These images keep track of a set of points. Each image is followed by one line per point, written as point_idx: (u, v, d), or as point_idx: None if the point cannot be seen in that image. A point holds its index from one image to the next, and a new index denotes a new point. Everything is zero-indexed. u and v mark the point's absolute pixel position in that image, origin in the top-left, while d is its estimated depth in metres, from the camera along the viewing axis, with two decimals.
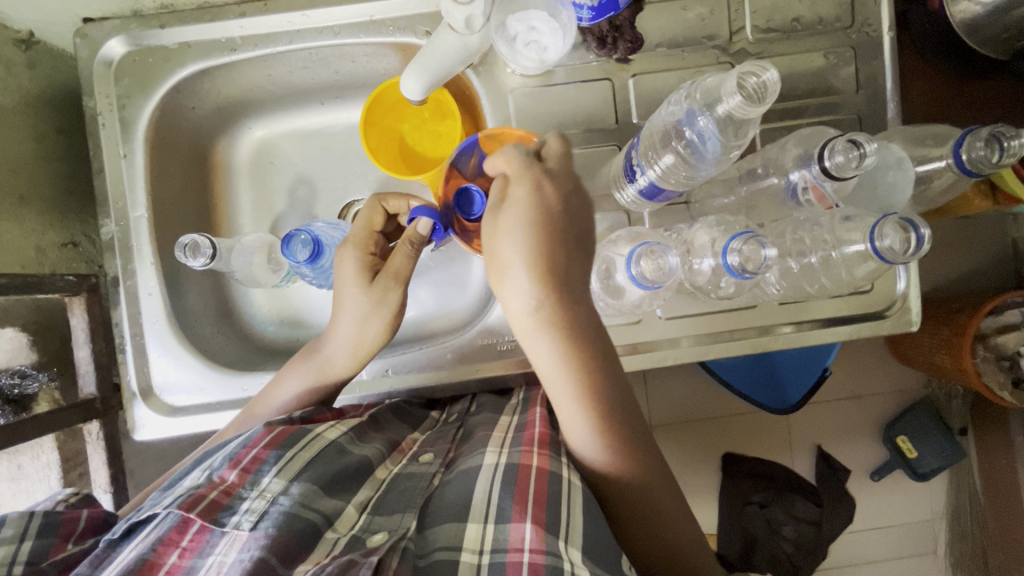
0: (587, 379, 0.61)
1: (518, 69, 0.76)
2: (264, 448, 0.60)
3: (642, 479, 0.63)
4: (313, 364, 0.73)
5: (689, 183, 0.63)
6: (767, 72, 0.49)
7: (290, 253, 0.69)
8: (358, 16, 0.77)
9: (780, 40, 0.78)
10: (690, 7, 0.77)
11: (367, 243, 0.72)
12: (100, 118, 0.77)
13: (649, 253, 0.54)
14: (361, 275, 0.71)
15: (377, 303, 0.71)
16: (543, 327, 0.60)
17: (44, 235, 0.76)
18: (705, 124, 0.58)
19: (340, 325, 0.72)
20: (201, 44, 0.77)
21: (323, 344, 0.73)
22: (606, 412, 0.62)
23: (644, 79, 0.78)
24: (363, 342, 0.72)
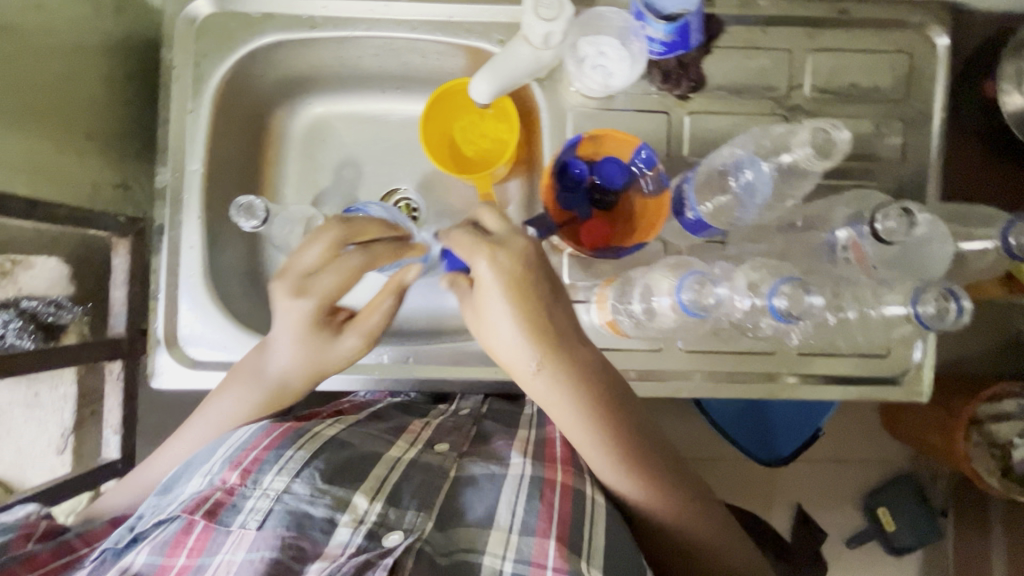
0: (609, 436, 0.65)
1: (583, 90, 0.80)
2: (263, 449, 0.63)
3: (666, 491, 0.66)
4: (255, 383, 0.72)
5: (741, 224, 0.65)
6: (838, 131, 0.48)
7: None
8: (437, 15, 0.80)
9: (835, 102, 0.81)
10: (755, 58, 0.80)
11: (330, 295, 0.68)
12: (175, 71, 0.79)
13: (692, 285, 0.53)
14: (318, 330, 0.69)
15: (312, 341, 0.70)
16: (560, 406, 0.64)
17: (100, 173, 0.76)
18: (760, 171, 0.60)
19: (281, 356, 0.71)
20: (283, 17, 0.80)
21: (269, 373, 0.71)
22: (621, 448, 0.65)
23: (700, 118, 0.81)
24: (322, 367, 0.71)
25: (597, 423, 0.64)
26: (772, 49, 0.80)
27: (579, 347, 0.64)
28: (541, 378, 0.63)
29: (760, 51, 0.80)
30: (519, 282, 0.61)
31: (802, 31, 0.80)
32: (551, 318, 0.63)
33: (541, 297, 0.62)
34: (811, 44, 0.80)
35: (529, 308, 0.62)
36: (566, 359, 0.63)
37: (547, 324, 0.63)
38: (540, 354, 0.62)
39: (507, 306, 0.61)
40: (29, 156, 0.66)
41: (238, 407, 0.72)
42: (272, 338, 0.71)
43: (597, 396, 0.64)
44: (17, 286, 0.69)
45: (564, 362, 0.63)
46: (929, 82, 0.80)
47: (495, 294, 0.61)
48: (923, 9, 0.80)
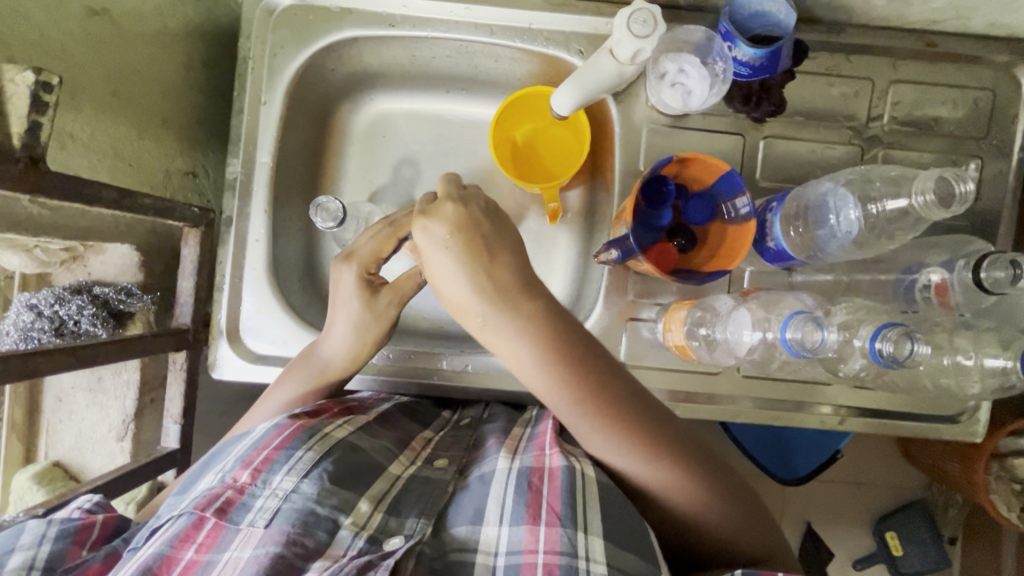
0: (569, 377, 0.63)
1: (659, 106, 0.79)
2: (274, 449, 0.62)
3: (645, 447, 0.62)
4: (304, 366, 0.74)
5: (818, 259, 0.65)
6: (967, 184, 0.51)
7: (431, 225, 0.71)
8: (518, 21, 0.79)
9: (914, 134, 0.79)
10: (836, 85, 0.78)
11: (373, 257, 0.73)
12: (251, 62, 0.78)
13: (800, 324, 0.50)
14: (364, 291, 0.72)
15: (375, 316, 0.73)
16: (520, 348, 0.63)
17: (173, 160, 0.75)
18: (852, 215, 0.60)
19: (334, 327, 0.73)
20: (362, 13, 0.79)
21: (322, 352, 0.73)
22: (585, 390, 0.62)
23: (775, 143, 0.80)
24: (357, 345, 0.73)
25: (557, 364, 0.62)
26: (855, 77, 0.78)
27: (533, 291, 0.63)
28: (492, 325, 0.63)
29: (842, 78, 0.78)
30: (474, 243, 0.62)
31: (887, 61, 0.78)
32: (496, 266, 0.62)
33: (473, 246, 0.62)
34: (895, 74, 0.78)
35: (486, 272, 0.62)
36: (507, 304, 0.62)
37: (489, 269, 0.62)
38: (485, 299, 0.62)
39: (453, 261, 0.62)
40: (113, 144, 0.66)
41: (287, 389, 0.73)
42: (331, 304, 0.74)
43: (553, 344, 0.63)
44: (87, 270, 0.71)
45: (512, 303, 0.62)
46: (1011, 123, 0.79)
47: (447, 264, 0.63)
48: (1015, 47, 0.78)
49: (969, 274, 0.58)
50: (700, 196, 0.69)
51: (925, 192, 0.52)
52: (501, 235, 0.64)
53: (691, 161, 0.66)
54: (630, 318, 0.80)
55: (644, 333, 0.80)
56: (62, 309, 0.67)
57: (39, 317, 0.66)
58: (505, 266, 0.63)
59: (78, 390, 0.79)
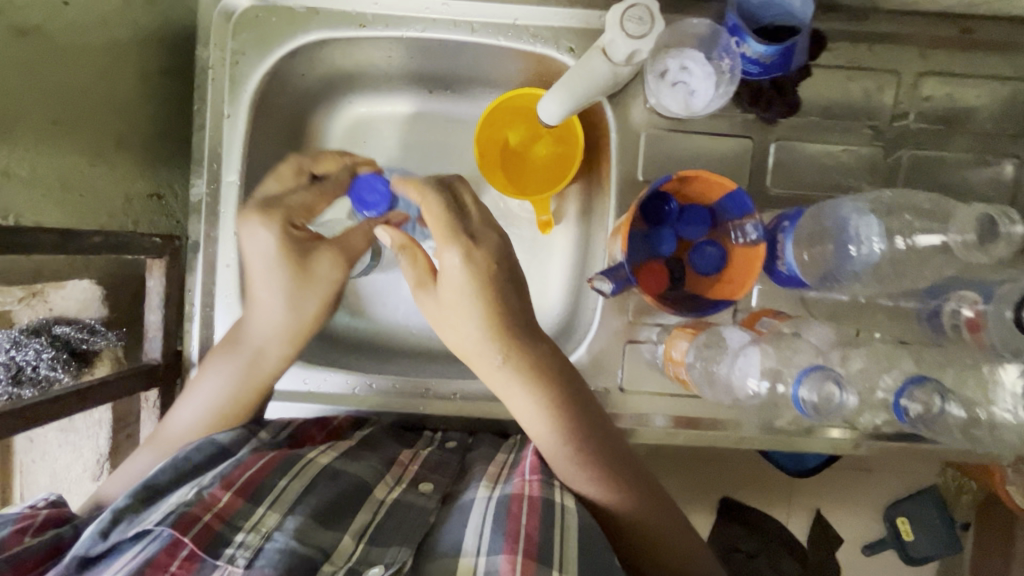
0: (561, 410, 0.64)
1: (659, 109, 0.71)
2: (258, 473, 0.59)
3: (619, 483, 0.63)
4: (244, 354, 0.70)
5: (832, 284, 0.58)
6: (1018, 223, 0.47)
7: (380, 186, 0.72)
8: (501, 17, 0.72)
9: (943, 133, 0.72)
10: (856, 79, 0.71)
11: (301, 210, 0.69)
12: (211, 72, 0.72)
13: (817, 382, 0.47)
14: (291, 252, 0.68)
15: (318, 282, 0.69)
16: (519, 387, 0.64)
17: (133, 184, 0.70)
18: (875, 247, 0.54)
19: (269, 300, 0.69)
20: (330, 13, 0.72)
21: (258, 330, 0.70)
22: (579, 427, 0.64)
23: (786, 146, 0.73)
24: (302, 318, 0.70)
25: (553, 399, 0.64)
26: (878, 70, 0.70)
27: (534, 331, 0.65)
28: (497, 359, 0.64)
29: (864, 72, 0.70)
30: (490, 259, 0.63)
31: (915, 50, 0.70)
32: (511, 304, 0.63)
33: (489, 279, 0.62)
34: (924, 65, 0.70)
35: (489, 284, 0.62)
36: (519, 345, 0.64)
37: (499, 304, 0.63)
38: (490, 330, 0.63)
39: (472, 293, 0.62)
40: (61, 173, 0.60)
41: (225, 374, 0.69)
42: (252, 274, 0.69)
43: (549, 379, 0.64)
44: (48, 305, 0.67)
45: (515, 336, 0.64)
46: None
47: (451, 282, 0.62)
48: None
49: (1008, 310, 0.49)
50: (703, 208, 0.62)
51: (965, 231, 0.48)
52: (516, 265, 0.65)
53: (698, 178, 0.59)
54: (630, 340, 0.75)
55: (644, 356, 0.75)
56: (19, 354, 0.62)
57: None
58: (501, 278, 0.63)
59: (50, 428, 0.76)
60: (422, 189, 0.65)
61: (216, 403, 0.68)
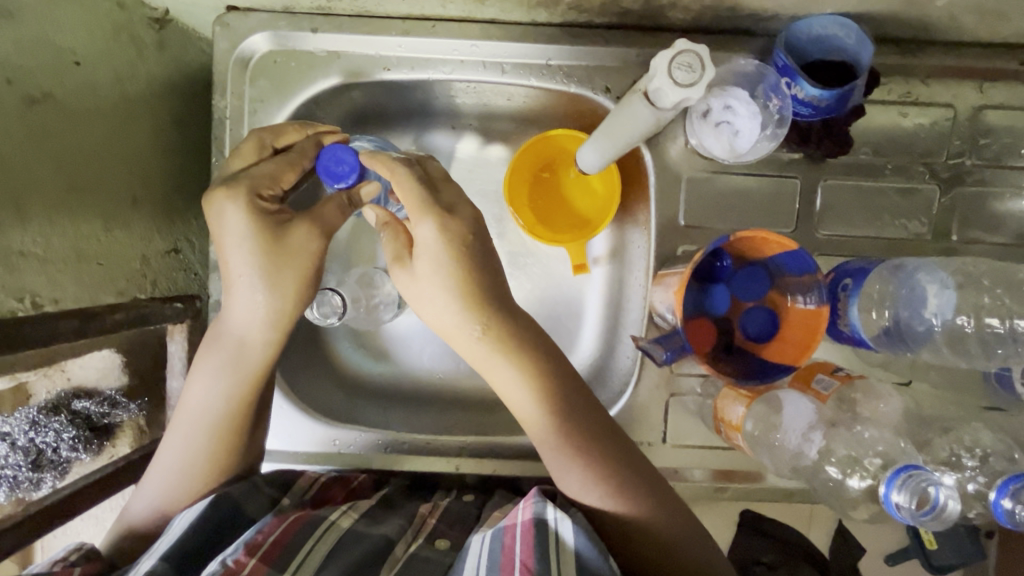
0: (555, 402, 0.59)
1: (700, 150, 0.68)
2: (282, 535, 0.56)
3: (623, 484, 0.58)
4: (222, 352, 0.61)
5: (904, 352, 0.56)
6: None
7: (348, 157, 0.58)
8: (534, 57, 0.68)
9: (1000, 169, 0.68)
10: (908, 115, 0.67)
11: (267, 181, 0.58)
12: (228, 121, 0.68)
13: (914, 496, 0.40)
14: (268, 228, 0.57)
15: (292, 261, 0.58)
16: (511, 374, 0.59)
17: (150, 243, 0.66)
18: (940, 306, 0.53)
19: (239, 296, 0.58)
20: (352, 56, 0.68)
21: (231, 324, 0.60)
22: (574, 420, 0.59)
23: (834, 185, 0.69)
24: (276, 310, 0.59)
25: (549, 390, 0.59)
26: (933, 105, 0.67)
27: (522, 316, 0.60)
28: (485, 345, 0.59)
29: (917, 107, 0.67)
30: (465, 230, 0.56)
31: (972, 84, 0.66)
32: (496, 283, 0.58)
33: (466, 254, 0.56)
34: (980, 99, 0.67)
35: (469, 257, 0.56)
36: (503, 324, 0.58)
37: (478, 286, 0.57)
38: (475, 311, 0.58)
39: (447, 273, 0.56)
40: (76, 243, 0.56)
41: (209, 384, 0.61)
42: (229, 266, 0.58)
43: (541, 370, 0.59)
44: (66, 375, 0.59)
45: (502, 322, 0.58)
46: None
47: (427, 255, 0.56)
48: None
49: None
50: (759, 269, 0.60)
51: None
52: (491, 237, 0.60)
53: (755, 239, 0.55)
54: (675, 393, 0.71)
55: (689, 408, 0.72)
56: (39, 436, 0.58)
57: (12, 449, 0.56)
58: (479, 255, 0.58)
59: None
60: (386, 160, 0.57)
61: (209, 420, 0.61)
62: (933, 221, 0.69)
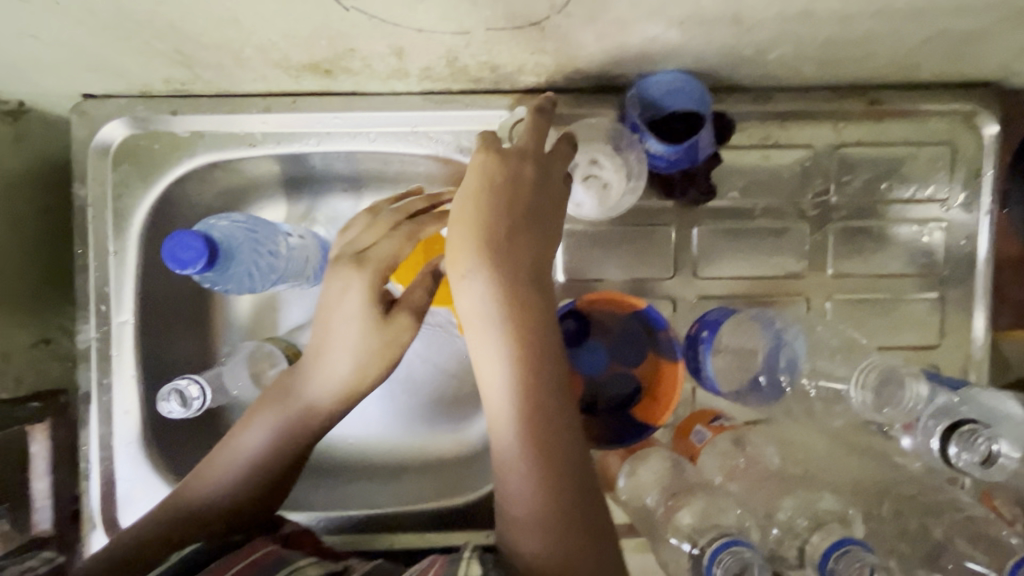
0: (545, 399, 0.49)
1: (571, 208, 0.67)
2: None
3: (578, 534, 0.47)
4: (285, 412, 0.61)
5: (757, 404, 0.60)
6: (866, 364, 0.50)
7: (196, 243, 0.53)
8: (399, 125, 0.68)
9: (867, 204, 0.70)
10: (773, 157, 0.69)
11: (388, 263, 0.60)
12: (92, 208, 0.67)
13: (731, 563, 0.41)
14: (374, 311, 0.58)
15: (388, 343, 0.59)
16: (492, 346, 0.49)
17: (11, 338, 0.64)
18: (790, 361, 0.58)
19: (324, 374, 0.59)
20: (216, 135, 0.68)
21: (300, 389, 0.60)
22: (557, 434, 0.48)
23: (710, 229, 0.70)
24: (354, 389, 0.60)
25: (539, 380, 0.49)
26: (793, 147, 0.68)
27: (541, 286, 0.51)
28: (479, 299, 0.49)
29: (778, 149, 0.69)
30: (485, 178, 0.51)
31: (828, 125, 0.68)
32: (519, 242, 0.50)
33: (494, 190, 0.50)
34: (839, 138, 0.68)
35: (486, 255, 0.49)
36: (513, 288, 0.49)
37: (500, 227, 0.50)
38: (490, 263, 0.49)
39: (480, 203, 0.50)
40: None
41: (257, 451, 0.61)
42: (325, 333, 0.59)
43: (536, 364, 0.49)
44: None
45: (522, 287, 0.49)
46: (978, 177, 0.69)
47: (505, 266, 0.49)
48: (978, 93, 0.67)
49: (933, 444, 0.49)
50: (627, 331, 0.61)
51: (866, 387, 0.49)
52: (547, 185, 0.53)
53: (609, 304, 0.59)
54: None
55: None
56: None
57: None
58: (542, 262, 0.51)
59: None
60: (495, 157, 0.51)
61: (224, 496, 0.60)
62: (808, 256, 0.70)
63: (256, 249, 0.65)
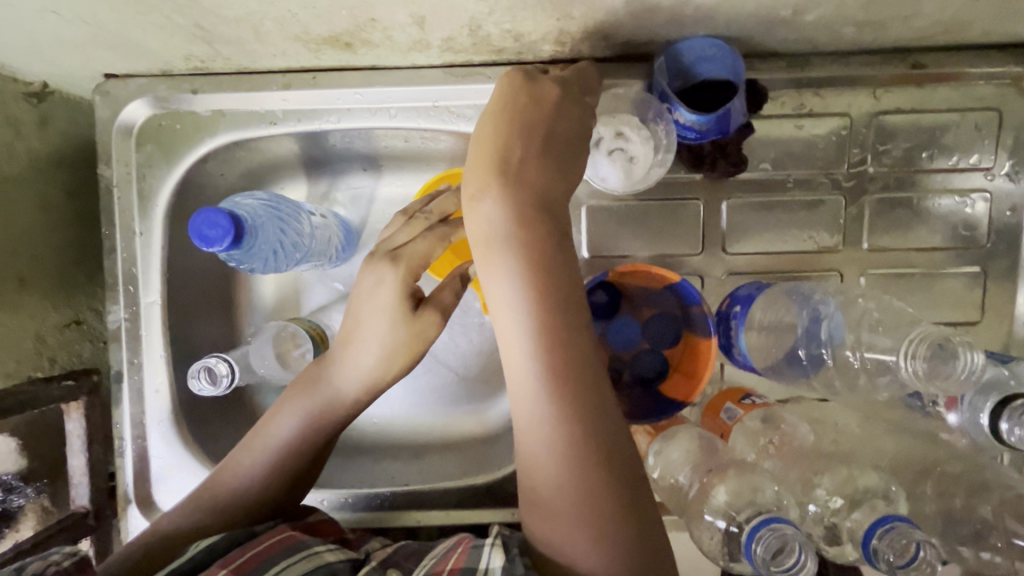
0: (570, 351, 0.46)
1: (596, 180, 0.65)
2: (259, 554, 0.51)
3: (606, 503, 0.45)
4: (315, 395, 0.61)
5: (783, 378, 0.59)
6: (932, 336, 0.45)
7: (223, 220, 0.53)
8: (419, 100, 0.67)
9: (905, 175, 0.67)
10: (806, 127, 0.66)
11: (422, 262, 0.59)
12: (117, 189, 0.68)
13: (770, 540, 0.40)
14: (404, 303, 0.58)
15: (413, 336, 0.58)
16: (511, 290, 0.46)
17: (44, 320, 0.65)
18: (826, 333, 0.55)
19: (356, 360, 0.59)
20: (237, 113, 0.67)
21: (331, 373, 0.60)
22: (582, 389, 0.46)
23: (740, 203, 0.68)
24: (380, 379, 0.59)
25: (563, 331, 0.46)
26: (829, 115, 0.66)
27: (562, 229, 0.48)
28: (500, 235, 0.47)
29: (813, 118, 0.66)
30: (506, 116, 0.49)
31: (866, 92, 0.65)
32: (538, 173, 0.48)
33: (513, 128, 0.49)
34: (877, 105, 0.65)
35: (502, 187, 0.47)
36: (535, 224, 0.47)
37: (520, 162, 0.48)
38: (514, 199, 0.47)
39: (503, 136, 0.49)
40: None
41: (290, 429, 0.61)
42: (356, 326, 0.59)
43: (560, 313, 0.46)
44: None
45: (545, 230, 0.47)
46: None
47: (522, 198, 0.47)
48: None
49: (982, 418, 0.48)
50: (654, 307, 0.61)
51: (918, 356, 0.45)
52: (572, 130, 0.51)
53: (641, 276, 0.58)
54: None
55: None
56: None
57: None
58: (559, 194, 0.49)
59: None
60: (515, 89, 0.51)
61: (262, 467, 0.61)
62: (842, 230, 0.68)
63: (281, 227, 0.65)
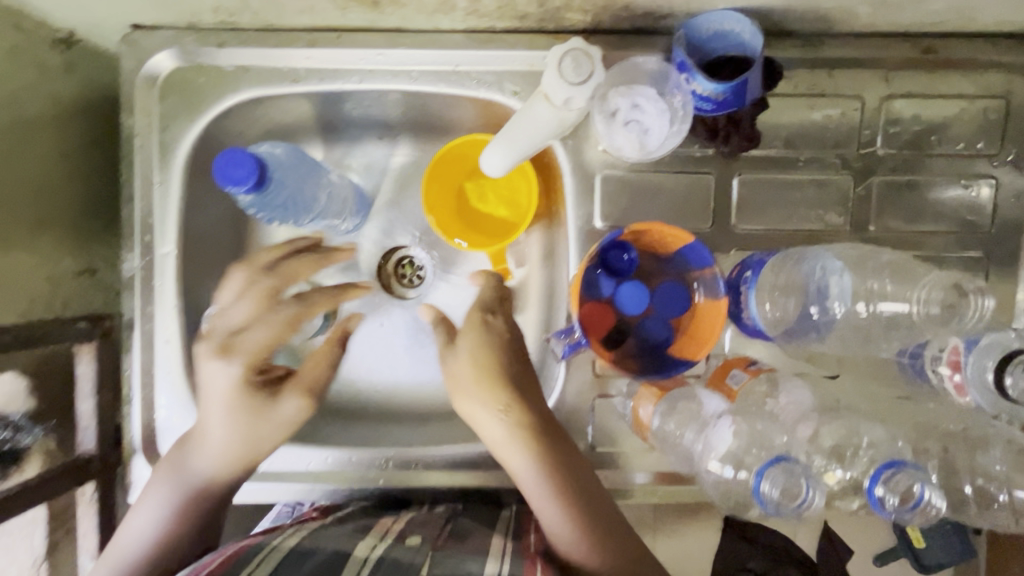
0: (540, 443, 0.62)
1: (610, 150, 0.66)
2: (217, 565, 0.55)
3: (601, 540, 0.60)
4: (182, 480, 0.64)
5: (796, 340, 0.60)
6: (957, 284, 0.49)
7: (248, 162, 0.54)
8: (440, 64, 0.68)
9: (913, 159, 0.68)
10: (819, 107, 0.67)
11: (264, 350, 0.65)
12: (138, 139, 0.69)
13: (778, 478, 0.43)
14: (254, 398, 0.65)
15: (275, 419, 0.65)
16: (490, 409, 0.63)
17: (59, 264, 0.65)
18: (837, 285, 0.56)
19: (208, 440, 0.64)
20: (261, 69, 0.68)
21: (197, 464, 0.64)
22: (560, 465, 0.62)
23: (752, 180, 0.69)
24: (253, 449, 0.65)
25: (534, 430, 0.63)
26: (841, 96, 0.67)
27: (520, 363, 0.66)
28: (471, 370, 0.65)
29: (826, 99, 0.67)
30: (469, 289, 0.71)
31: (879, 75, 0.67)
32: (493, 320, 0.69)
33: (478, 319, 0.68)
34: (888, 88, 0.67)
35: (475, 337, 0.67)
36: (501, 371, 0.64)
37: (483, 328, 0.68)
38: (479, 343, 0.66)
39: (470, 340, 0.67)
40: None
41: (155, 517, 0.63)
42: (203, 421, 0.64)
43: (527, 415, 0.63)
44: None
45: (509, 360, 0.66)
46: None
47: (491, 353, 0.66)
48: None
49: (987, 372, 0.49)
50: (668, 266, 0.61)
51: (932, 299, 0.49)
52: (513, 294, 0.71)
53: (655, 234, 0.58)
54: (601, 394, 0.69)
55: (617, 410, 0.69)
56: None
57: None
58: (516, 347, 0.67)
59: None
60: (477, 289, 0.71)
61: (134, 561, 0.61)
62: (850, 211, 0.69)
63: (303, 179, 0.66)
